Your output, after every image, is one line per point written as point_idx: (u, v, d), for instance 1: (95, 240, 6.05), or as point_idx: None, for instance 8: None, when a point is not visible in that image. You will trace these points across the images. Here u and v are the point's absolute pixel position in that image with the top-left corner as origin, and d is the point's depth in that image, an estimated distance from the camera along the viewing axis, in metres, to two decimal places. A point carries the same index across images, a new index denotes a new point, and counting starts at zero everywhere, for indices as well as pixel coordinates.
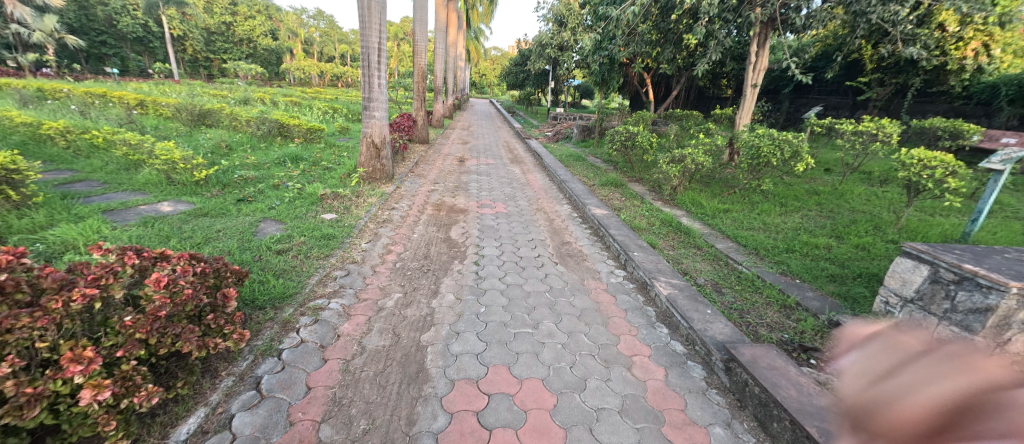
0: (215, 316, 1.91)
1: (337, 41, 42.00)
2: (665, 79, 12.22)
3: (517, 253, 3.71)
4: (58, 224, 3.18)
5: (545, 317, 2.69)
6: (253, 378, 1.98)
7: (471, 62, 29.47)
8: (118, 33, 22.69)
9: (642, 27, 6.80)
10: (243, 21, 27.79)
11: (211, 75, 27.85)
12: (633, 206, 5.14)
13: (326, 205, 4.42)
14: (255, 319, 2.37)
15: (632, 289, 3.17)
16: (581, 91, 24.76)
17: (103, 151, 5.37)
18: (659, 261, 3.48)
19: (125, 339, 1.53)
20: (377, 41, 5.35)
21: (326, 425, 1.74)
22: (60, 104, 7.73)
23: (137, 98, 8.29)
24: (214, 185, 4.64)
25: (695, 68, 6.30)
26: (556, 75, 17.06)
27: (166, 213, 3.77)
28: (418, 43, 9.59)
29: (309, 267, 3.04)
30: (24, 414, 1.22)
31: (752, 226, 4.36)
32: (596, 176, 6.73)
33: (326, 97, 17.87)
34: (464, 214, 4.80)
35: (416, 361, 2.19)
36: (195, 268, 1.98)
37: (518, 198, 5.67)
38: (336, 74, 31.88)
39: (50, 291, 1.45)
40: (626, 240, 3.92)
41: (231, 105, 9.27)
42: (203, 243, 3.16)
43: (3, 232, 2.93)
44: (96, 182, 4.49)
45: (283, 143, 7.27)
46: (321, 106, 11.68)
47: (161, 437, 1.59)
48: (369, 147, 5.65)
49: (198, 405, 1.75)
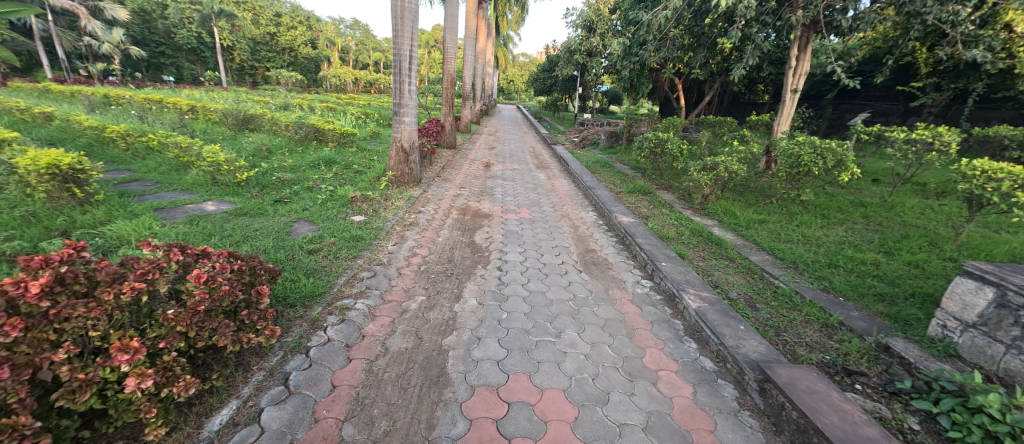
0: (249, 312, 1.99)
1: (372, 49, 43.59)
2: (698, 84, 11.89)
3: (540, 260, 3.68)
4: (115, 220, 3.43)
5: (567, 326, 2.64)
6: (282, 373, 2.04)
7: (499, 68, 29.76)
8: (175, 45, 24.43)
9: (674, 32, 6.66)
10: (286, 32, 29.31)
11: (256, 82, 29.63)
12: (661, 214, 5.01)
13: (355, 207, 4.56)
14: (286, 316, 2.45)
15: (659, 301, 3.06)
16: (610, 97, 24.50)
17: (157, 152, 5.76)
18: (688, 272, 3.36)
19: (167, 331, 1.61)
20: (409, 48, 5.49)
21: (349, 424, 1.77)
22: (122, 109, 8.39)
23: (189, 104, 8.87)
24: (254, 186, 4.88)
25: (730, 73, 6.09)
26: (584, 80, 16.96)
27: (209, 212, 3.99)
28: (448, 50, 9.78)
29: (337, 268, 3.13)
30: (76, 398, 1.31)
31: (790, 238, 4.14)
32: (623, 183, 6.60)
33: (359, 102, 18.66)
34: (489, 218, 4.82)
35: (437, 365, 2.19)
36: (233, 265, 2.06)
37: (543, 204, 5.64)
38: (370, 81, 33.15)
39: (103, 283, 1.55)
40: (652, 249, 3.81)
41: (272, 111, 9.78)
42: (241, 241, 3.32)
43: (68, 227, 3.19)
44: (151, 182, 4.83)
45: (318, 147, 7.57)
46: (355, 112, 12.12)
47: (196, 427, 1.66)
48: (398, 152, 5.78)
49: (231, 397, 1.82)
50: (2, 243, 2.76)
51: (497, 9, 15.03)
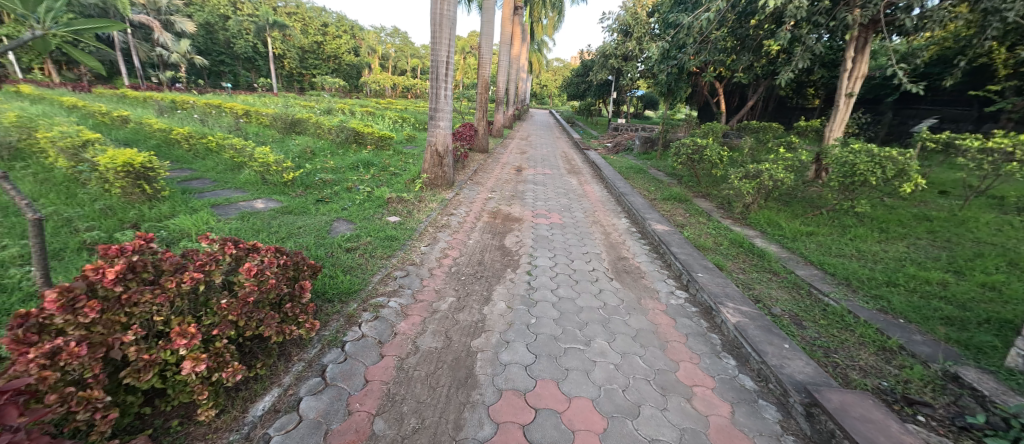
0: (292, 306, 2.10)
1: (411, 56, 45.03)
2: (741, 88, 11.36)
3: (570, 266, 3.64)
4: (178, 215, 3.73)
5: (597, 334, 2.60)
6: (320, 365, 2.13)
7: (533, 73, 29.90)
8: (233, 55, 26.31)
9: (716, 34, 6.44)
10: (332, 40, 30.82)
11: (303, 88, 31.38)
12: (698, 223, 4.83)
13: (391, 208, 4.71)
14: (324, 310, 2.57)
15: (695, 313, 2.94)
16: (646, 102, 23.95)
17: (214, 153, 6.22)
18: (727, 285, 3.21)
19: (220, 319, 1.72)
20: (445, 54, 5.64)
21: (380, 419, 1.82)
22: (186, 113, 9.15)
23: (243, 108, 9.52)
24: (299, 186, 5.16)
25: (777, 77, 5.80)
26: (619, 85, 16.70)
27: (259, 209, 4.26)
28: (483, 56, 9.95)
29: (373, 266, 3.24)
30: (140, 377, 1.44)
31: (842, 253, 3.86)
32: (658, 190, 6.41)
33: (396, 107, 19.36)
34: (519, 222, 4.84)
35: (465, 366, 2.22)
36: (279, 260, 2.17)
37: (574, 209, 5.59)
38: (407, 86, 34.27)
39: (167, 272, 1.69)
40: (688, 259, 3.68)
41: (317, 115, 10.32)
42: (285, 238, 3.51)
43: (138, 220, 3.50)
44: (209, 181, 5.22)
45: (357, 150, 7.89)
46: (393, 116, 12.56)
47: (242, 410, 1.76)
48: (433, 156, 5.91)
49: (273, 385, 1.93)
50: (84, 233, 3.06)
51: (533, 15, 15.12)
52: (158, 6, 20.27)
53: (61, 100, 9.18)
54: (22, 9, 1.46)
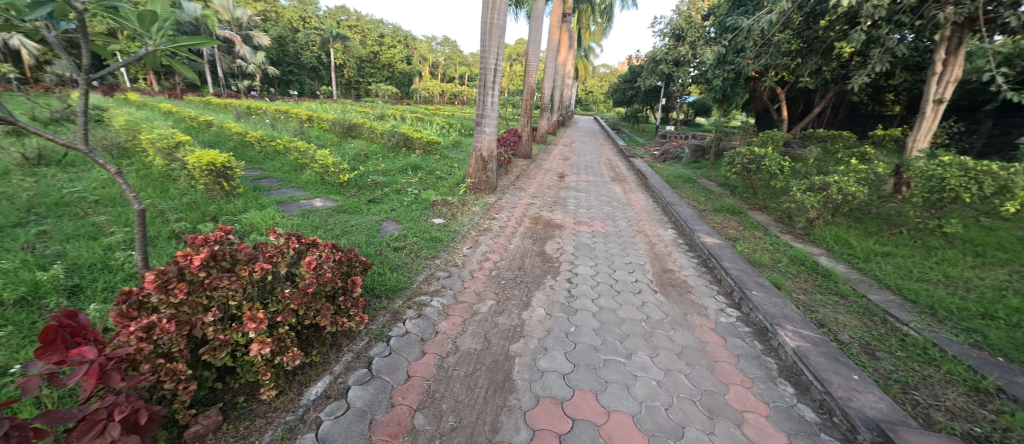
0: (345, 299, 2.22)
1: (459, 64, 46.39)
2: (806, 94, 10.54)
3: (612, 275, 3.56)
4: (249, 210, 4.11)
5: (638, 348, 2.51)
6: (367, 357, 2.23)
7: (579, 79, 29.67)
8: (300, 65, 28.51)
9: (780, 37, 6.05)
10: (386, 50, 32.58)
11: (360, 95, 33.39)
12: (753, 237, 4.53)
13: (436, 210, 4.87)
14: (373, 305, 2.70)
15: (748, 334, 2.76)
16: (698, 108, 22.91)
17: (280, 154, 6.78)
18: (785, 305, 2.98)
19: (283, 307, 1.87)
20: (494, 62, 5.76)
21: (420, 414, 1.88)
22: (259, 118, 10.08)
23: (307, 114, 10.30)
24: (353, 187, 5.48)
25: (849, 82, 5.32)
26: (669, 91, 16.10)
27: (317, 207, 4.58)
28: (530, 63, 10.04)
29: (418, 266, 3.37)
30: (216, 354, 1.60)
31: (926, 278, 3.45)
32: (709, 201, 6.09)
33: (444, 113, 20.04)
34: (561, 229, 4.81)
35: (503, 370, 2.23)
36: (336, 255, 2.31)
37: (618, 218, 5.46)
38: (455, 93, 35.35)
39: (241, 261, 1.87)
40: (741, 275, 3.46)
41: (372, 120, 10.92)
42: (339, 235, 3.74)
43: (216, 214, 3.90)
44: (276, 180, 5.69)
45: (406, 154, 8.25)
46: (440, 122, 13.01)
47: (298, 393, 1.90)
48: (478, 160, 6.03)
49: (325, 372, 2.05)
50: (174, 223, 3.46)
51: (582, 21, 15.01)
52: (240, 22, 22.48)
53: (159, 106, 10.45)
54: (139, 29, 1.70)
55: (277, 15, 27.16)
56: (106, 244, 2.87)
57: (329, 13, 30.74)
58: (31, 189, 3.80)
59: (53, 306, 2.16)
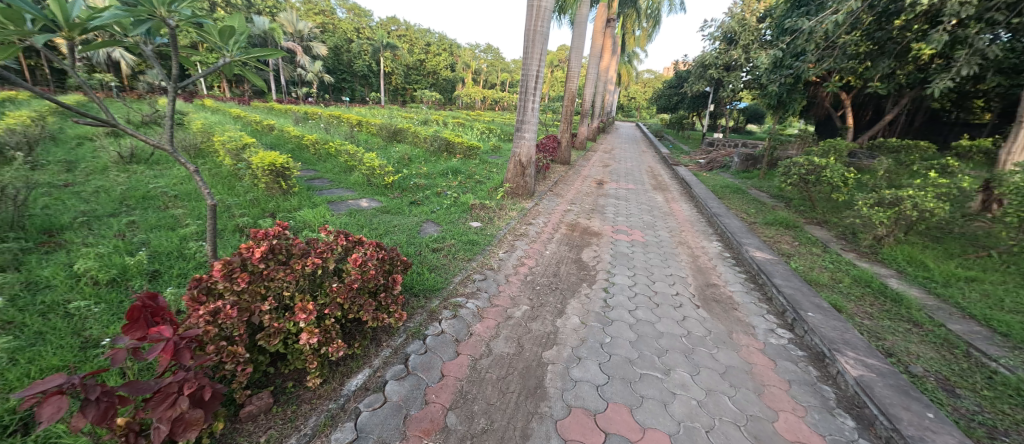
0: (386, 296, 2.31)
1: (501, 70, 47.18)
2: (876, 100, 9.67)
3: (651, 287, 3.44)
4: (303, 207, 4.40)
5: (677, 364, 2.41)
6: (404, 353, 2.31)
7: (621, 85, 29.16)
8: (353, 73, 30.21)
9: (846, 39, 5.61)
10: (432, 58, 33.81)
11: (405, 101, 34.79)
12: (809, 253, 4.21)
13: (474, 214, 4.96)
14: (411, 303, 2.80)
15: (801, 358, 2.56)
16: (751, 114, 21.69)
17: (332, 156, 7.21)
18: (846, 329, 2.73)
19: (330, 300, 1.98)
20: (536, 69, 5.79)
21: (453, 413, 1.92)
22: (314, 123, 10.77)
23: (356, 118, 10.88)
24: (396, 189, 5.71)
25: (928, 87, 4.83)
26: (718, 97, 15.40)
27: (363, 208, 4.82)
28: (572, 69, 9.99)
29: (455, 267, 3.45)
30: (271, 340, 1.72)
31: (1020, 309, 3.04)
32: (760, 213, 5.74)
33: (485, 119, 20.44)
34: (598, 237, 4.73)
35: (535, 376, 2.23)
36: (379, 253, 2.41)
37: (658, 227, 5.29)
38: (496, 99, 35.89)
39: (295, 255, 2.01)
40: (795, 294, 3.22)
41: (416, 125, 11.34)
42: (382, 235, 3.90)
43: (274, 210, 4.22)
44: (327, 180, 6.04)
45: (447, 158, 8.49)
46: (481, 127, 13.24)
47: (340, 383, 2.00)
48: (516, 165, 6.08)
49: (365, 365, 2.14)
50: (238, 218, 3.78)
51: (626, 26, 14.76)
52: (302, 34, 24.22)
53: (229, 111, 11.47)
54: (219, 43, 1.88)
55: (335, 26, 28.99)
56: (181, 234, 3.18)
57: (381, 23, 32.38)
58: (123, 183, 4.30)
59: (137, 288, 2.43)
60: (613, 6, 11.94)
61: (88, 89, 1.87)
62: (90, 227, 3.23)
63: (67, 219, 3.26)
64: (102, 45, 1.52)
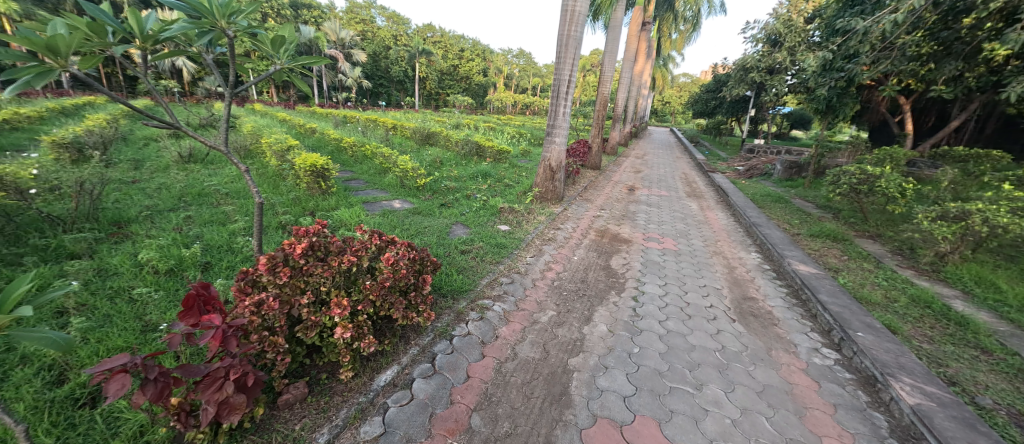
0: (416, 295, 2.36)
1: (533, 75, 47.32)
2: (940, 105, 8.92)
3: (683, 298, 3.32)
4: (339, 207, 4.59)
5: (710, 380, 2.31)
6: (431, 353, 2.35)
7: (655, 89, 28.48)
8: (389, 79, 31.26)
9: (905, 39, 5.23)
10: (465, 63, 34.45)
11: (438, 106, 35.60)
12: (859, 269, 3.94)
13: (503, 217, 4.99)
14: (440, 304, 2.85)
15: (849, 381, 2.39)
16: (796, 119, 20.58)
17: (368, 158, 7.49)
18: (902, 353, 2.53)
19: (363, 297, 2.05)
20: (569, 73, 5.76)
21: (477, 415, 1.93)
22: (353, 126, 11.23)
23: (392, 122, 11.23)
24: (427, 191, 5.85)
25: (1002, 91, 4.41)
26: (759, 101, 14.73)
27: (396, 208, 4.96)
28: (605, 73, 9.87)
29: (482, 269, 3.48)
30: (307, 332, 1.81)
31: None
32: (804, 224, 5.43)
33: (515, 123, 20.54)
34: (628, 244, 4.63)
35: (560, 382, 2.20)
36: (411, 253, 2.47)
37: (692, 236, 5.11)
38: (527, 103, 36.02)
39: (332, 252, 2.09)
40: (842, 311, 3.01)
41: (448, 129, 11.57)
42: (413, 235, 4.00)
43: (314, 209, 4.43)
44: (363, 182, 6.27)
45: (478, 162, 8.59)
46: (512, 132, 13.33)
47: (370, 378, 2.06)
48: (546, 170, 6.06)
49: (393, 362, 2.20)
50: (281, 216, 3.99)
51: (662, 29, 14.42)
52: (343, 41, 25.33)
53: (276, 115, 12.17)
54: (271, 52, 2.01)
55: (374, 34, 30.14)
56: (231, 230, 3.40)
57: (417, 31, 33.36)
58: (182, 181, 4.65)
59: (191, 278, 2.62)
60: (649, 9, 11.70)
61: (157, 95, 2.05)
62: (153, 220, 3.52)
63: (133, 213, 3.56)
64: (172, 55, 1.69)
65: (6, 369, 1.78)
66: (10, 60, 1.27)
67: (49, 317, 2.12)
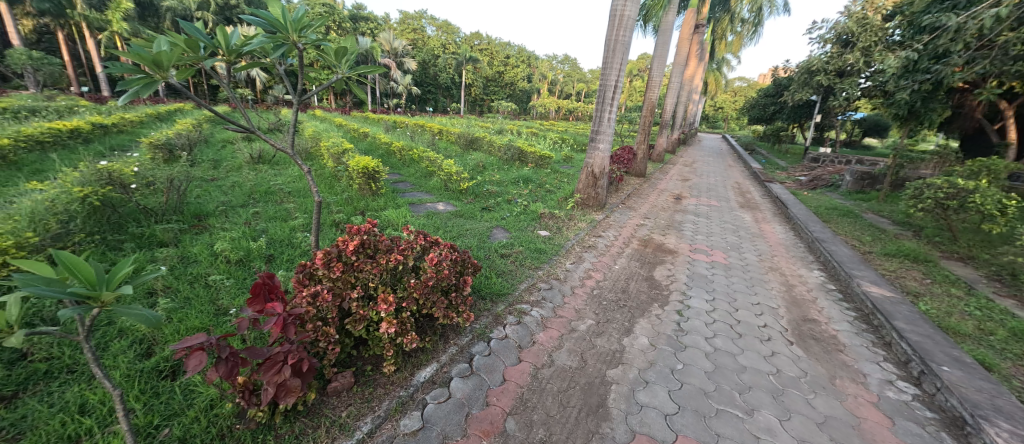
0: (457, 296, 2.40)
1: (577, 81, 46.95)
2: None
3: (733, 315, 3.12)
4: (387, 208, 4.82)
5: (762, 405, 2.16)
6: (469, 353, 2.39)
7: (707, 94, 27.21)
8: (437, 85, 32.33)
9: (1009, 36, 4.60)
10: (511, 70, 34.92)
11: (483, 111, 36.34)
12: (943, 295, 3.51)
13: (543, 222, 4.99)
14: (479, 306, 2.89)
15: (930, 421, 2.13)
16: (869, 126, 18.76)
17: (414, 161, 7.80)
18: (998, 394, 2.21)
19: (407, 295, 2.14)
20: (615, 78, 5.66)
21: (512, 419, 1.94)
22: (402, 131, 11.76)
23: (438, 127, 11.62)
24: (470, 194, 5.98)
25: None
26: (826, 107, 13.58)
27: (439, 211, 5.12)
28: (654, 77, 9.59)
29: (521, 274, 3.49)
30: (355, 325, 1.92)
31: None
32: (876, 242, 4.92)
33: (559, 129, 20.51)
34: (674, 254, 4.44)
35: (598, 394, 2.16)
36: (453, 254, 2.53)
37: (745, 249, 4.81)
38: (571, 109, 35.85)
39: (381, 250, 2.20)
40: (923, 341, 2.69)
41: (492, 135, 11.77)
42: (455, 237, 4.10)
43: (364, 209, 4.68)
44: (410, 184, 6.54)
45: (520, 167, 8.66)
46: (554, 137, 13.29)
47: (411, 373, 2.13)
48: (588, 176, 5.97)
49: (433, 359, 2.26)
50: (335, 214, 4.26)
51: (717, 31, 13.74)
52: (396, 51, 26.54)
53: (333, 120, 13.03)
54: (334, 62, 2.15)
55: (424, 42, 31.40)
56: (292, 226, 3.68)
57: (465, 39, 34.37)
58: (251, 179, 5.09)
59: (257, 268, 2.87)
60: (703, 11, 11.22)
61: (238, 103, 2.27)
62: (227, 215, 3.88)
63: (211, 207, 3.96)
64: (251, 66, 1.87)
65: (107, 339, 2.05)
66: (123, 73, 1.47)
67: (142, 296, 2.41)
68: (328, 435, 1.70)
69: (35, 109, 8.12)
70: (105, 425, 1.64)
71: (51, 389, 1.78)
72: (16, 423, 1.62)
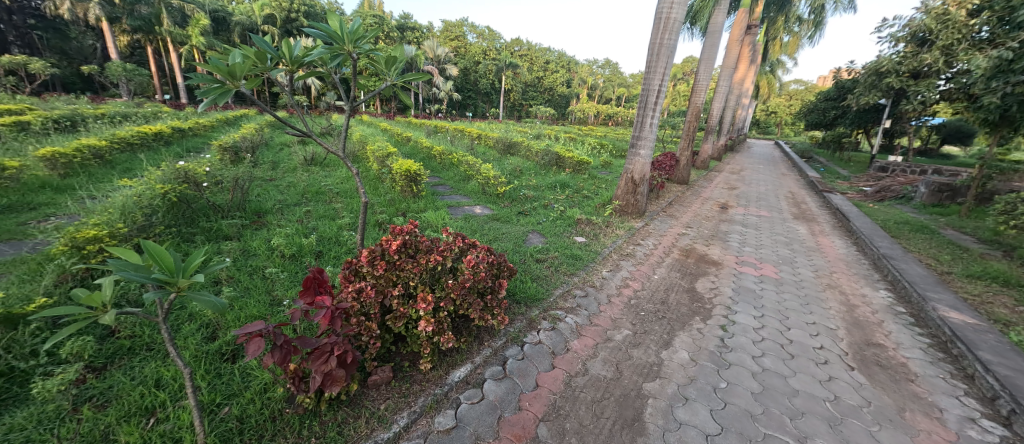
0: (492, 298, 2.42)
1: (618, 85, 45.96)
2: None
3: (784, 334, 2.92)
4: (427, 210, 4.97)
5: (817, 433, 2.00)
6: (502, 356, 2.40)
7: (758, 97, 25.74)
8: (477, 91, 32.97)
9: None
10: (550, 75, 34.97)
11: (521, 116, 36.59)
12: None
13: (579, 228, 4.93)
14: (513, 309, 2.90)
15: None
16: (951, 133, 16.88)
17: (452, 165, 8.00)
18: None
19: (446, 294, 2.19)
20: (658, 83, 5.50)
21: (544, 425, 1.92)
22: (442, 135, 12.10)
23: (477, 132, 11.84)
24: (506, 198, 6.03)
25: None
26: (897, 111, 12.39)
27: (476, 214, 5.21)
28: (700, 82, 9.23)
29: (557, 280, 3.47)
30: (396, 321, 1.99)
31: None
32: (957, 262, 4.41)
33: (597, 134, 20.25)
34: (718, 266, 4.23)
35: (633, 406, 2.09)
36: (491, 257, 2.56)
37: (799, 263, 4.48)
38: (610, 113, 35.27)
39: (422, 250, 2.27)
40: (1013, 377, 2.38)
41: (529, 140, 11.83)
42: (491, 241, 4.15)
43: (405, 210, 4.86)
44: (448, 187, 6.69)
45: (557, 171, 8.63)
46: (593, 142, 13.11)
47: (445, 372, 2.17)
48: (628, 182, 5.83)
49: (467, 360, 2.29)
50: (377, 215, 4.45)
51: (772, 31, 13.00)
52: (439, 58, 27.27)
53: (379, 125, 13.63)
54: (384, 69, 2.26)
55: (466, 50, 32.14)
56: (339, 224, 3.89)
57: (506, 45, 34.81)
58: (304, 180, 5.45)
59: (307, 264, 3.06)
60: (756, 11, 10.67)
61: (296, 109, 2.44)
62: (282, 212, 4.18)
63: (269, 205, 4.27)
64: (310, 75, 2.01)
65: (180, 322, 2.26)
66: (201, 83, 1.62)
67: (209, 284, 2.65)
68: (368, 425, 1.77)
69: (127, 115, 9.15)
70: (176, 399, 1.81)
71: (133, 364, 1.99)
72: (105, 391, 1.82)
